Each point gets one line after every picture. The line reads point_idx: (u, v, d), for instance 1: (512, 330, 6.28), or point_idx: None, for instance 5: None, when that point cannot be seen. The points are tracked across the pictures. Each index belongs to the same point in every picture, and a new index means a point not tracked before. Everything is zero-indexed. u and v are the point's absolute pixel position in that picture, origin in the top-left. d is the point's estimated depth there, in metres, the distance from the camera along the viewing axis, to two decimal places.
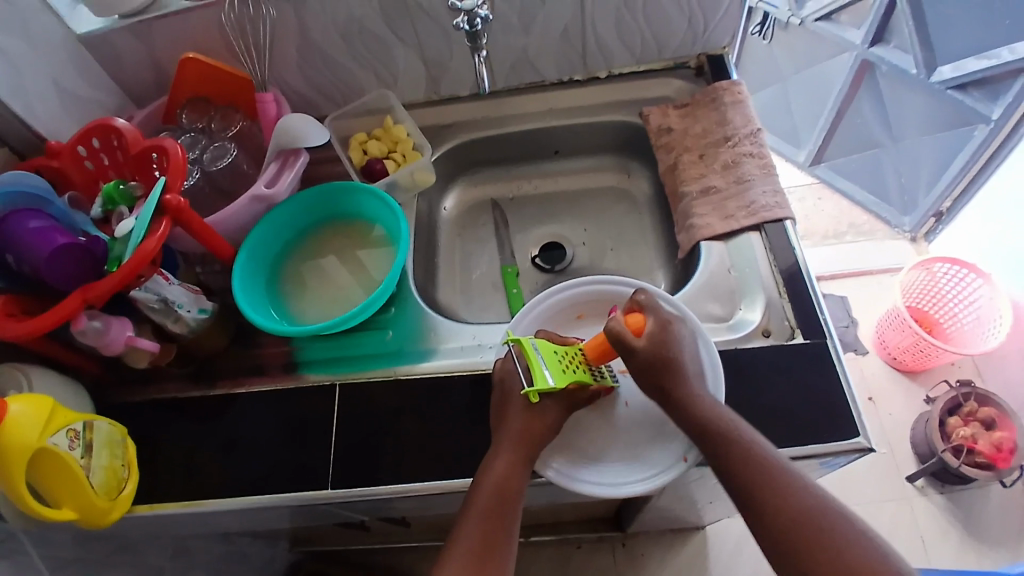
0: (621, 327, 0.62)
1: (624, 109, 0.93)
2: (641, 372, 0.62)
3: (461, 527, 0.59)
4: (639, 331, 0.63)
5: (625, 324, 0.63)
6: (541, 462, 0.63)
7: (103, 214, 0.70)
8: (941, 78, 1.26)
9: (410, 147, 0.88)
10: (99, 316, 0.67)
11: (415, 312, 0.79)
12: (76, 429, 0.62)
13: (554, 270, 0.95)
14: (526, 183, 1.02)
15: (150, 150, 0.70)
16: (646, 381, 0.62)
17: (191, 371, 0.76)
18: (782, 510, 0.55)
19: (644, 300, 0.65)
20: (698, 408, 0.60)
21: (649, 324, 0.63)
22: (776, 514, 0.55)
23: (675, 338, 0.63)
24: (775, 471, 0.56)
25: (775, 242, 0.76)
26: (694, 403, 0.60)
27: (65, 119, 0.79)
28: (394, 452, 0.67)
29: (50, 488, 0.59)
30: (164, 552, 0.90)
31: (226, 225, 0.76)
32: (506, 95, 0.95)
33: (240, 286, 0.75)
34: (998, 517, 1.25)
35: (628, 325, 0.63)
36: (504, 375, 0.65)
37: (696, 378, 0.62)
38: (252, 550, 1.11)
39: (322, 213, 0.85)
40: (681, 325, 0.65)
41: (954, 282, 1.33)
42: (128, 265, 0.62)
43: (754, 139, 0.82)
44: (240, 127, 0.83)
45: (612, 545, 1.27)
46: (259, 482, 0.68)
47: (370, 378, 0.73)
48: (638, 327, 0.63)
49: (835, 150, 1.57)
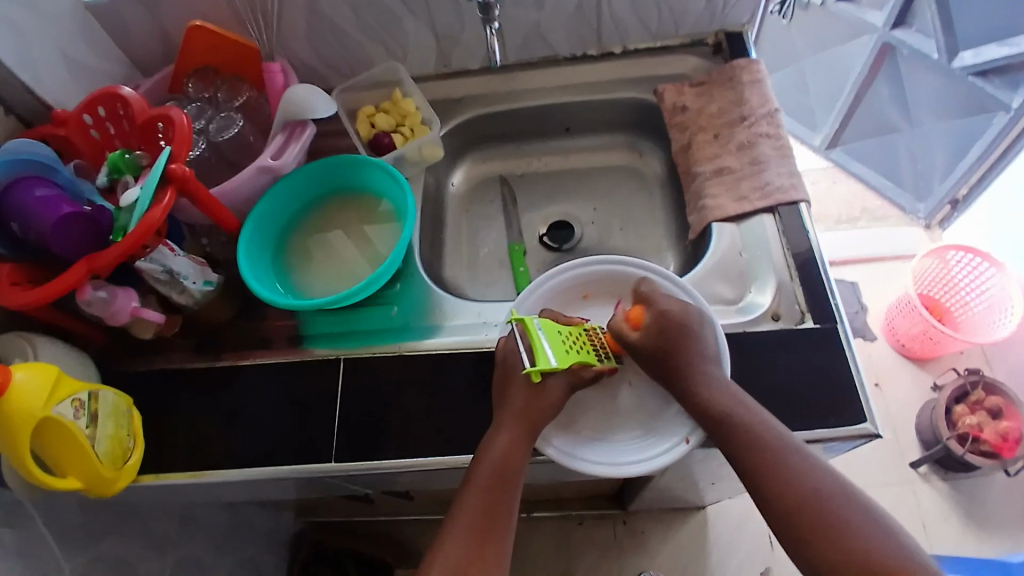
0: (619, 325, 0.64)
1: (637, 86, 0.91)
2: (649, 366, 0.63)
3: (460, 505, 0.59)
4: (637, 325, 0.64)
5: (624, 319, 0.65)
6: (543, 441, 0.63)
7: (109, 183, 0.69)
8: (962, 64, 1.23)
9: (417, 121, 0.86)
10: (105, 286, 0.66)
11: (421, 288, 0.79)
12: (81, 398, 0.62)
13: (563, 248, 0.93)
14: (536, 161, 1.00)
15: (156, 119, 0.69)
16: (653, 372, 0.63)
17: (196, 342, 0.77)
18: (791, 488, 0.55)
19: (646, 293, 0.65)
20: (708, 392, 0.59)
21: (647, 317, 0.64)
22: (782, 500, 0.55)
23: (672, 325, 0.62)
24: (784, 455, 0.56)
25: (788, 224, 0.75)
26: (704, 385, 0.60)
27: (71, 87, 0.78)
28: (399, 429, 0.67)
29: (55, 457, 0.60)
30: (169, 520, 0.90)
31: (233, 196, 0.75)
32: (517, 70, 0.93)
33: (246, 258, 0.75)
34: (1002, 507, 1.24)
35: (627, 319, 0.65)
36: (506, 353, 0.65)
37: (706, 363, 0.61)
38: (257, 519, 1.12)
39: (329, 186, 0.84)
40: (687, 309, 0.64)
41: (967, 270, 1.31)
42: (134, 234, 0.61)
43: (771, 120, 0.81)
44: (246, 98, 0.82)
45: (613, 521, 1.28)
46: (262, 454, 0.68)
47: (374, 353, 0.72)
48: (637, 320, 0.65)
49: (851, 134, 1.54)
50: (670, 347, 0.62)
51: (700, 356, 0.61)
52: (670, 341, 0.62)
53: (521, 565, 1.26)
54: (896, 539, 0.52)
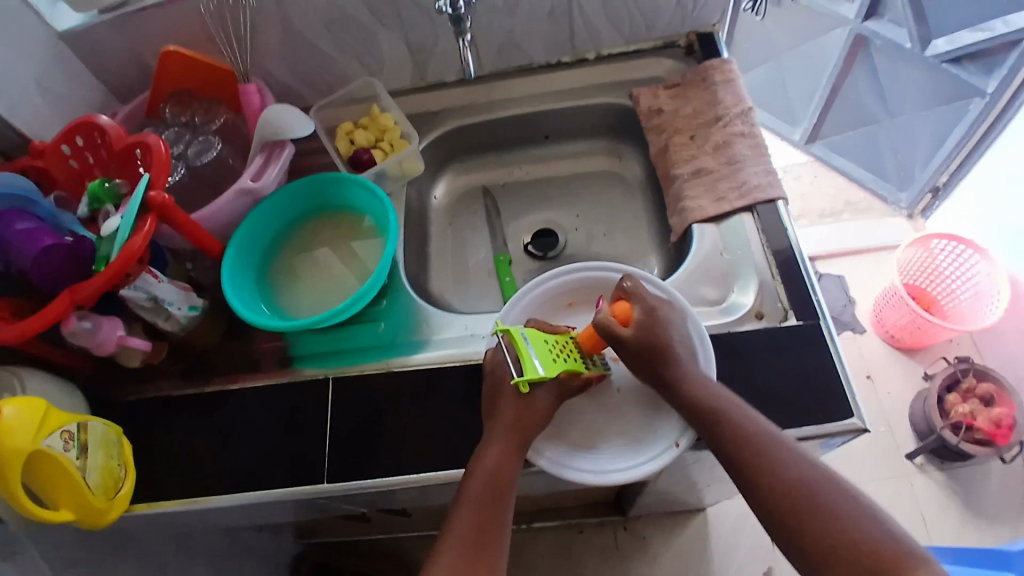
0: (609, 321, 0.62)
1: (613, 91, 0.92)
2: (638, 362, 0.63)
3: (453, 519, 0.59)
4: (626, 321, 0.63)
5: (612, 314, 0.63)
6: (535, 452, 0.63)
7: (89, 213, 0.69)
8: (935, 51, 1.25)
9: (397, 135, 0.86)
10: (89, 316, 0.66)
11: (407, 303, 0.79)
12: (69, 430, 0.61)
13: (547, 257, 0.94)
14: (517, 170, 1.01)
15: (134, 147, 0.69)
16: (642, 370, 0.63)
17: (183, 368, 0.76)
18: (777, 480, 0.55)
19: (630, 288, 0.65)
20: (694, 389, 0.60)
21: (636, 312, 0.63)
22: (771, 495, 0.55)
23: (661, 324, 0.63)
24: (769, 448, 0.56)
25: (767, 222, 0.75)
26: (690, 383, 0.60)
27: (49, 118, 0.78)
28: (391, 446, 0.67)
29: (47, 490, 0.59)
30: (168, 546, 0.90)
31: (214, 220, 0.75)
32: (494, 80, 0.93)
33: (230, 282, 0.74)
34: (998, 492, 1.25)
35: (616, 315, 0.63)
36: (494, 365, 0.65)
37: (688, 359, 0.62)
38: (255, 542, 1.11)
39: (311, 205, 0.84)
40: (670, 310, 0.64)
41: (951, 259, 1.32)
42: (116, 263, 0.61)
43: (746, 119, 0.81)
44: (223, 120, 0.82)
45: (614, 528, 1.28)
46: (256, 476, 0.68)
47: (362, 371, 0.72)
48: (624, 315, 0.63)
49: (831, 127, 1.55)
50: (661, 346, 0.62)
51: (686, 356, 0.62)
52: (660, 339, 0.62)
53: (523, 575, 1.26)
54: (888, 524, 0.52)
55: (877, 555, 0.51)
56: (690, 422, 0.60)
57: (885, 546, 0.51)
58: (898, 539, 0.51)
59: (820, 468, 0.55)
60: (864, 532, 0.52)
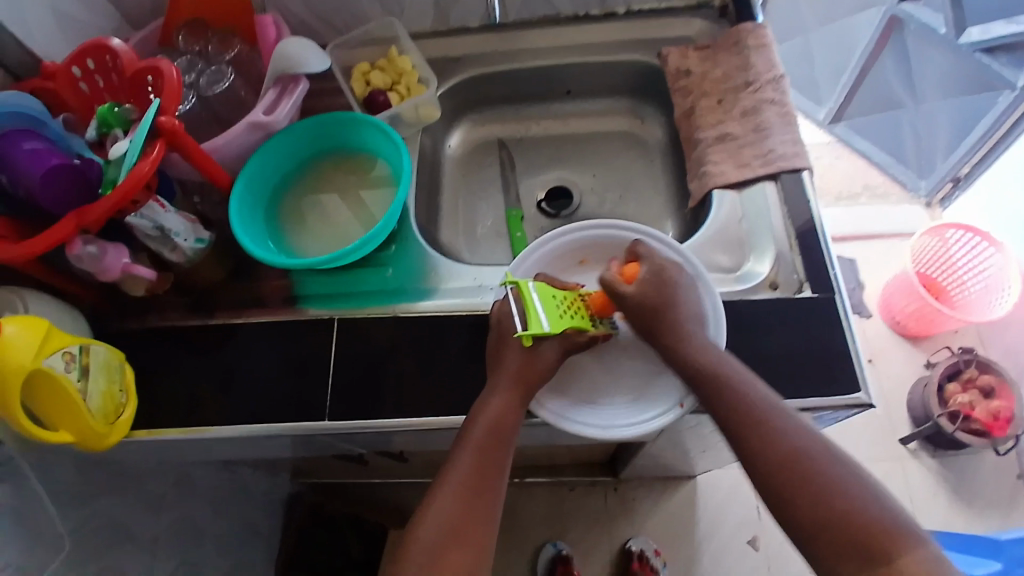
0: (614, 278, 0.61)
1: (640, 49, 0.89)
2: (637, 320, 0.61)
3: (452, 460, 0.59)
4: (632, 280, 0.62)
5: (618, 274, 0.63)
6: (536, 403, 0.63)
7: (98, 137, 0.67)
8: (970, 40, 1.20)
9: (414, 80, 0.85)
10: (95, 241, 0.65)
11: (416, 250, 0.78)
12: (71, 351, 0.61)
13: (561, 215, 0.93)
14: (535, 125, 0.98)
15: (145, 72, 0.67)
16: (639, 327, 0.62)
17: (189, 301, 0.76)
18: (775, 451, 0.55)
19: (642, 251, 0.64)
20: (691, 352, 0.59)
21: (642, 271, 0.62)
22: (765, 466, 0.55)
23: (667, 284, 0.62)
24: (768, 417, 0.56)
25: (789, 191, 0.74)
26: (687, 343, 0.59)
27: (61, 40, 0.76)
28: (392, 392, 0.67)
29: (47, 412, 0.59)
30: (166, 479, 0.91)
31: (223, 153, 0.74)
32: (518, 30, 0.90)
33: (239, 217, 0.73)
34: (990, 483, 1.26)
35: (622, 275, 0.63)
36: (501, 316, 0.64)
37: (693, 323, 0.61)
38: (252, 480, 1.13)
39: (323, 145, 0.83)
40: (679, 271, 0.63)
41: (964, 248, 1.30)
42: (123, 188, 0.60)
43: (777, 86, 0.79)
44: (236, 53, 0.79)
45: (603, 489, 1.29)
46: (257, 412, 0.68)
47: (369, 314, 0.72)
48: (632, 276, 0.63)
49: (855, 109, 1.50)
50: (662, 303, 0.61)
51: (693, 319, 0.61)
52: (664, 298, 0.61)
53: (512, 530, 1.28)
54: (883, 501, 0.52)
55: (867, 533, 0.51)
56: (690, 384, 0.59)
57: (877, 524, 0.51)
58: (890, 515, 0.52)
59: (818, 440, 0.55)
60: (858, 505, 0.52)
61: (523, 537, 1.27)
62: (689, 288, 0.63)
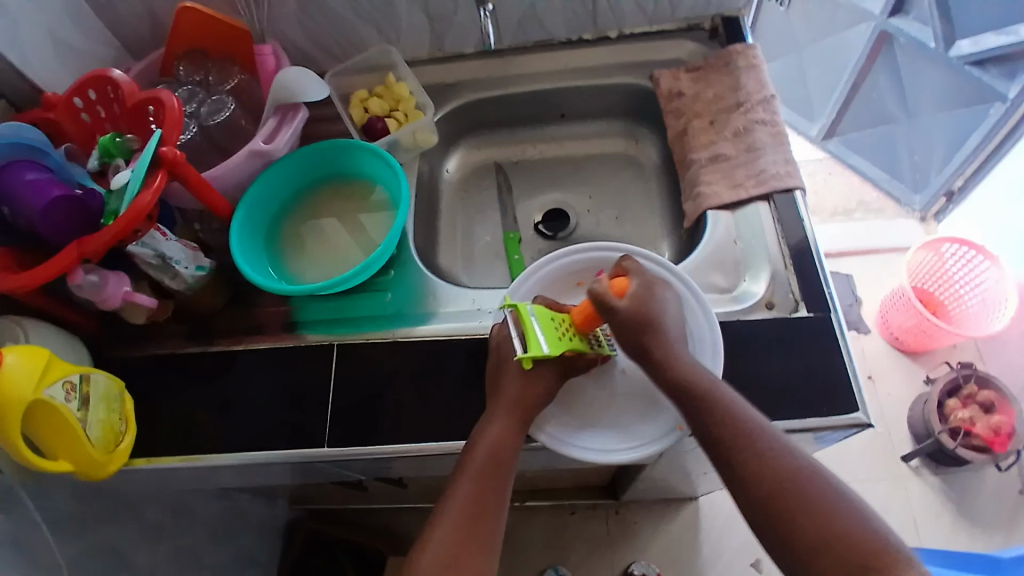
0: (604, 289, 0.61)
1: (633, 71, 0.91)
2: (622, 333, 0.61)
3: (453, 488, 0.59)
4: (622, 293, 0.63)
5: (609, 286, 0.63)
6: (535, 428, 0.63)
7: (100, 167, 0.69)
8: (959, 53, 1.22)
9: (412, 106, 0.86)
10: (96, 271, 0.65)
11: (414, 275, 0.79)
12: (72, 381, 0.61)
13: (557, 237, 0.93)
14: (531, 148, 1.00)
15: (146, 102, 0.68)
16: (624, 341, 0.62)
17: (188, 328, 0.76)
18: (763, 467, 0.55)
19: (630, 266, 0.65)
20: (682, 368, 0.59)
21: (633, 285, 0.63)
22: (755, 482, 0.55)
23: (657, 300, 0.63)
24: (756, 433, 0.56)
25: (784, 212, 0.74)
26: (675, 359, 0.60)
27: (63, 71, 0.77)
28: (391, 417, 0.67)
29: (48, 442, 0.59)
30: (164, 507, 0.90)
31: (222, 181, 0.75)
32: (512, 54, 0.92)
33: (239, 244, 0.74)
34: (992, 499, 1.25)
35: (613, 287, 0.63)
36: (500, 340, 0.65)
37: (679, 343, 0.62)
38: (251, 507, 1.12)
39: (321, 171, 0.84)
40: (666, 288, 0.65)
41: (960, 266, 1.32)
42: (125, 218, 0.61)
43: (768, 107, 0.80)
44: (236, 81, 0.80)
45: (605, 514, 1.28)
46: (256, 439, 0.68)
47: (369, 339, 0.72)
48: (621, 289, 0.63)
49: (849, 124, 1.52)
50: (652, 318, 0.61)
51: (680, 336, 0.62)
52: (653, 312, 0.62)
53: (514, 553, 1.27)
54: (872, 515, 0.53)
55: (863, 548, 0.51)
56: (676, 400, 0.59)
57: (870, 536, 0.51)
58: (881, 528, 0.52)
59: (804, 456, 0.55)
60: (849, 518, 0.52)
61: (525, 561, 1.26)
62: (674, 304, 0.64)
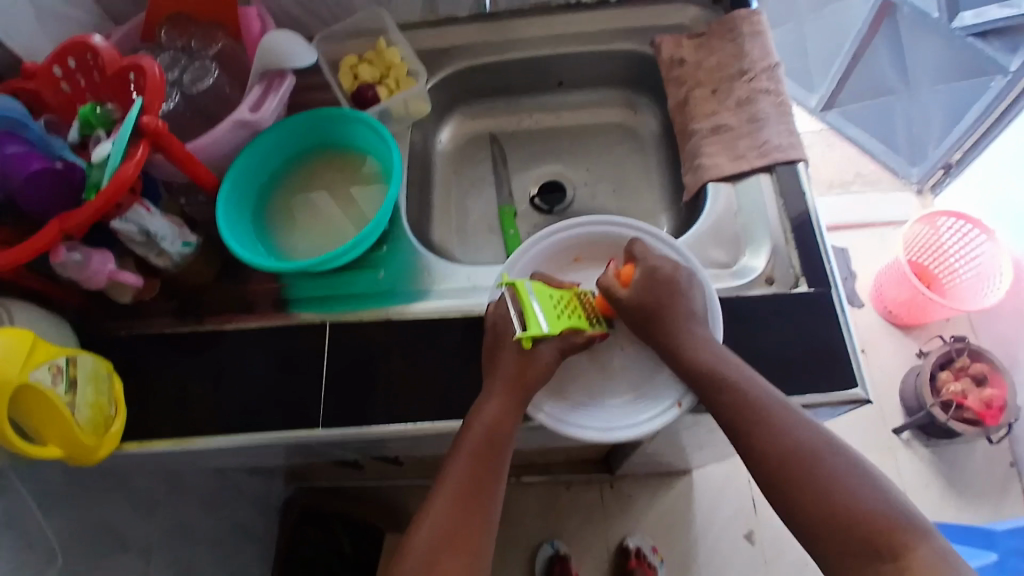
0: (610, 282, 0.63)
1: (634, 38, 0.88)
2: (633, 322, 0.62)
3: (449, 467, 0.58)
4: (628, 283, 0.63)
5: (614, 277, 0.63)
6: (534, 407, 0.62)
7: (80, 138, 0.66)
8: (961, 24, 1.20)
9: (403, 73, 0.83)
10: (79, 248, 0.63)
11: (409, 250, 0.77)
12: (58, 364, 0.59)
13: (554, 211, 0.91)
14: (527, 118, 0.97)
15: (127, 70, 0.65)
16: (637, 330, 0.62)
17: (177, 305, 0.74)
18: (774, 446, 0.54)
19: (636, 252, 0.64)
20: (693, 352, 0.58)
21: (637, 272, 0.62)
22: (765, 462, 0.54)
23: (666, 283, 0.61)
24: (768, 411, 0.55)
25: (784, 183, 0.73)
26: (683, 343, 0.59)
27: (41, 37, 0.74)
28: (386, 395, 0.65)
29: (35, 423, 0.57)
30: (158, 484, 0.89)
31: (208, 153, 0.72)
32: (510, 18, 0.89)
33: (225, 218, 0.71)
34: (983, 471, 1.26)
35: (619, 277, 0.63)
36: (497, 320, 0.63)
37: (694, 322, 0.60)
38: (245, 483, 1.11)
39: (311, 142, 0.81)
40: (677, 270, 0.62)
41: (955, 236, 1.30)
42: (107, 192, 0.59)
43: (772, 75, 0.78)
44: (221, 46, 0.77)
45: (600, 485, 1.28)
46: (249, 420, 0.66)
47: (362, 317, 0.70)
48: (627, 278, 0.63)
49: (847, 96, 1.49)
50: (659, 304, 0.60)
51: (687, 317, 0.60)
52: (661, 298, 0.61)
53: (509, 526, 1.27)
54: (886, 489, 0.52)
55: (876, 528, 0.50)
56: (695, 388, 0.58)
57: (880, 514, 0.50)
58: (894, 508, 0.50)
59: (817, 432, 0.54)
60: (860, 495, 0.51)
61: (520, 534, 1.26)
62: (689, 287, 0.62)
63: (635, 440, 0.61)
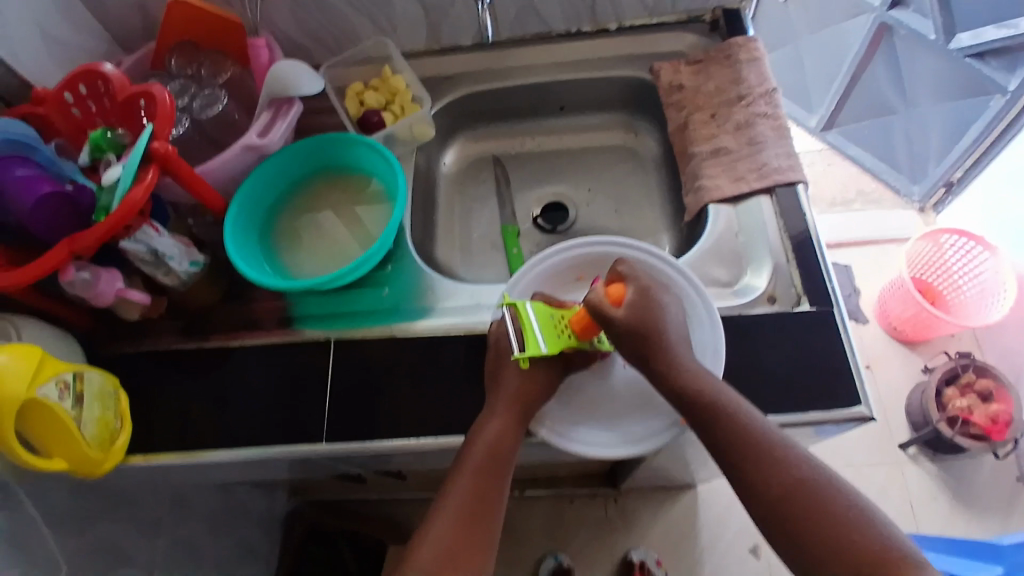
0: (601, 299, 0.61)
1: (632, 63, 0.90)
2: (623, 344, 0.61)
3: (450, 485, 0.58)
4: (619, 301, 0.62)
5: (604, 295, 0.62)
6: (535, 422, 0.63)
7: (91, 162, 0.67)
8: (959, 45, 1.21)
9: (408, 99, 0.85)
10: (87, 267, 0.64)
11: (412, 269, 0.78)
12: (65, 380, 0.60)
13: (557, 230, 0.93)
14: (529, 140, 0.99)
15: (137, 96, 0.67)
16: (627, 351, 0.61)
17: (183, 324, 0.75)
18: (774, 476, 0.54)
19: (624, 271, 0.64)
20: (687, 376, 0.58)
21: (629, 292, 0.62)
22: (764, 492, 0.54)
23: (656, 304, 0.62)
24: (767, 441, 0.55)
25: (785, 203, 0.74)
26: (679, 366, 0.59)
27: (50, 65, 0.76)
28: (388, 414, 0.66)
29: (42, 440, 0.58)
30: (163, 500, 0.90)
31: (216, 175, 0.73)
32: (511, 47, 0.91)
33: (233, 239, 0.73)
34: (989, 487, 1.25)
35: (609, 295, 0.62)
36: (498, 337, 0.65)
37: (681, 346, 0.61)
38: (250, 498, 1.12)
39: (317, 164, 0.82)
40: (663, 292, 0.64)
41: (959, 254, 1.31)
42: (116, 215, 0.60)
43: (770, 99, 0.79)
44: (230, 75, 0.80)
45: (604, 500, 1.28)
46: (253, 435, 0.67)
47: (366, 335, 0.71)
48: (618, 297, 0.62)
49: (848, 116, 1.50)
50: (652, 325, 0.60)
51: (679, 341, 0.61)
52: (652, 319, 0.60)
53: (513, 542, 1.27)
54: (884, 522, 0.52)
55: (875, 557, 0.50)
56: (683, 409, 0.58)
57: (880, 547, 0.51)
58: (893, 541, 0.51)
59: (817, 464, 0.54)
60: (860, 527, 0.51)
61: (523, 550, 1.26)
62: (673, 308, 0.63)
63: (635, 458, 0.62)
